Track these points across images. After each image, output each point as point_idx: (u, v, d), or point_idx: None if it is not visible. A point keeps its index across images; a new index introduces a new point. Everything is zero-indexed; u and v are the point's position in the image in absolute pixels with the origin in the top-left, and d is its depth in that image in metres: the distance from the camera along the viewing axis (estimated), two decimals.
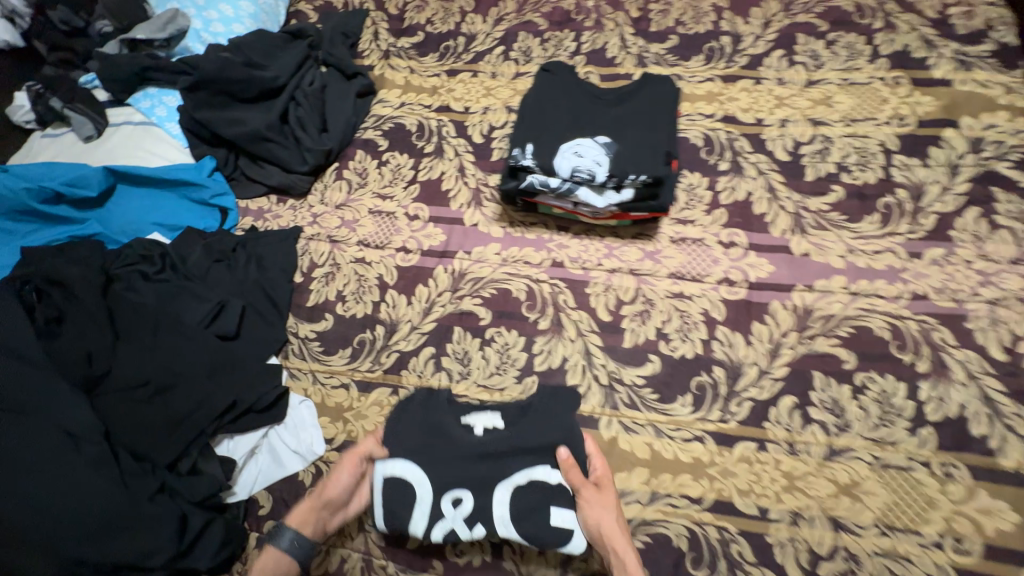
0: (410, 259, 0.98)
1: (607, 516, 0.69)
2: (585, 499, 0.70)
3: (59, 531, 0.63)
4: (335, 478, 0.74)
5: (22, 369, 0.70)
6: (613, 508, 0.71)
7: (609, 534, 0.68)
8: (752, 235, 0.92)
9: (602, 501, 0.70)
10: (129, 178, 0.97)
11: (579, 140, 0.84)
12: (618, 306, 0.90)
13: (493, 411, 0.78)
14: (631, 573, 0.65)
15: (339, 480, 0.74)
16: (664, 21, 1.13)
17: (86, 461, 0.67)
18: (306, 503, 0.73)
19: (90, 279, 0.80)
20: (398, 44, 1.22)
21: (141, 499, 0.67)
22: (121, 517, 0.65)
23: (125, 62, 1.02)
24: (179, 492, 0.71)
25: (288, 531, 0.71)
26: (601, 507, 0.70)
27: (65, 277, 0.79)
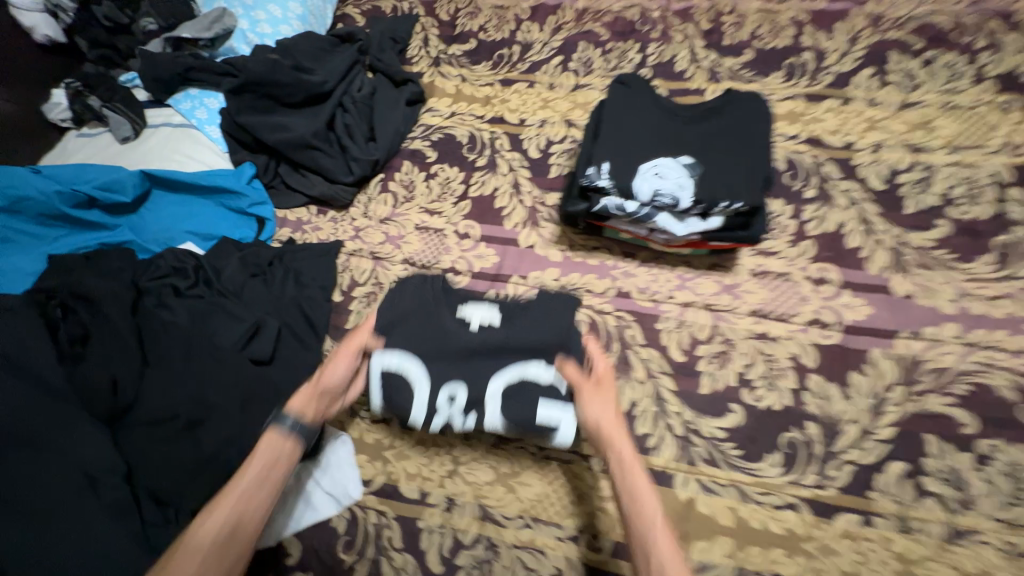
0: (459, 281, 0.90)
1: (610, 409, 0.64)
2: (585, 391, 0.66)
3: None
4: (333, 364, 0.71)
5: (36, 396, 0.62)
6: (613, 405, 0.65)
7: (607, 426, 0.63)
8: (845, 272, 0.82)
9: (603, 395, 0.66)
10: (165, 183, 0.91)
11: (659, 160, 0.75)
12: (692, 345, 0.80)
13: (490, 307, 0.74)
14: (629, 462, 0.59)
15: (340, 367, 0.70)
16: (738, 34, 1.04)
17: (104, 507, 0.59)
18: (307, 390, 0.67)
19: (123, 294, 0.74)
20: (449, 51, 1.15)
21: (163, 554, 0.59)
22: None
23: (167, 60, 0.97)
24: None
25: (292, 414, 0.64)
26: (599, 401, 0.65)
27: (95, 292, 0.72)
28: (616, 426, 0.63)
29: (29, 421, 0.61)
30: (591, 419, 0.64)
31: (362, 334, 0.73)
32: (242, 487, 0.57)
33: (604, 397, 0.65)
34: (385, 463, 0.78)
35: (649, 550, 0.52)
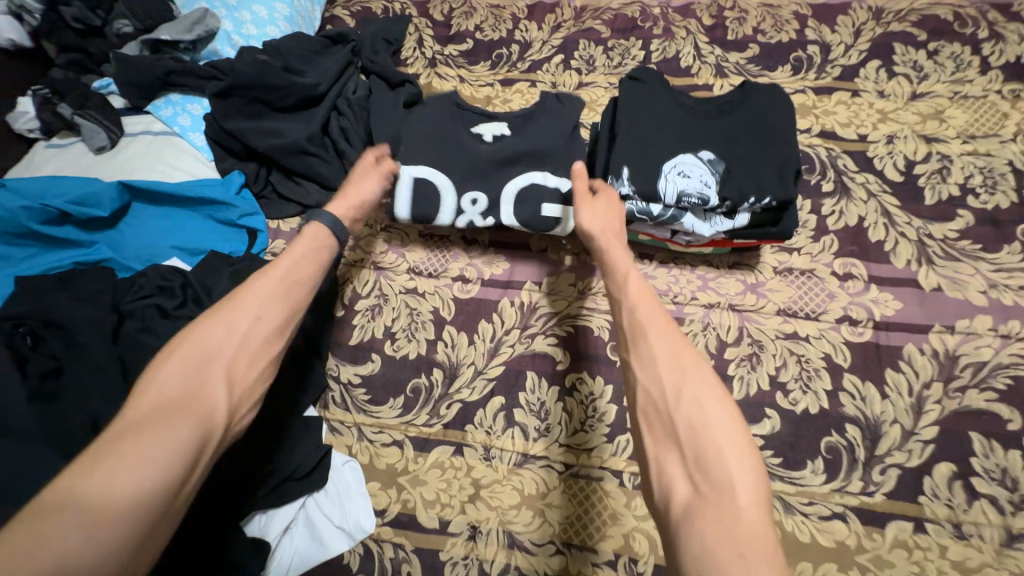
0: (470, 290, 0.85)
1: (611, 212, 0.68)
2: (586, 200, 0.70)
3: None
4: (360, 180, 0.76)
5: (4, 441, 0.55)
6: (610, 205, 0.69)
7: (600, 221, 0.67)
8: (871, 267, 0.80)
9: (607, 196, 0.70)
10: (146, 194, 0.83)
11: (682, 159, 0.72)
12: (721, 348, 0.77)
13: (500, 125, 0.84)
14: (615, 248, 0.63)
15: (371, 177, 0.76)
16: (741, 29, 1.02)
17: None
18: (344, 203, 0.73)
19: (102, 321, 0.67)
20: (445, 51, 1.10)
21: None
22: None
23: (147, 64, 0.90)
24: None
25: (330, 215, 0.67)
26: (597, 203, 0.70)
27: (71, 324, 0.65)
28: (615, 227, 0.67)
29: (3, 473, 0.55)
30: (588, 222, 0.68)
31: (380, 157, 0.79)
32: (286, 262, 0.59)
33: (608, 200, 0.69)
34: (400, 491, 0.73)
35: (625, 299, 0.55)
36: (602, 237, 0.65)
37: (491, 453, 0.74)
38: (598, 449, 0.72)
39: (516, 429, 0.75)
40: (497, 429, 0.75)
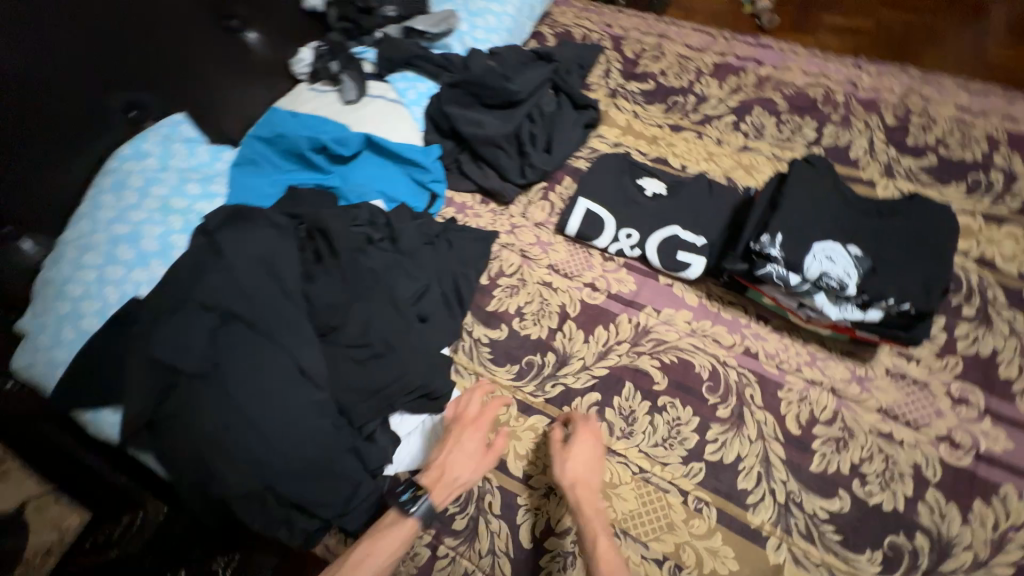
0: (596, 297, 0.98)
1: (584, 460, 0.80)
2: (561, 452, 0.81)
3: (263, 454, 0.68)
4: (466, 458, 0.80)
5: (276, 296, 0.77)
6: (591, 467, 0.80)
7: (577, 472, 0.79)
8: (991, 399, 0.81)
9: (583, 444, 0.81)
10: (375, 146, 1.05)
11: (830, 245, 0.80)
12: (811, 422, 0.83)
13: (660, 184, 1.05)
14: (588, 518, 0.75)
15: (473, 455, 0.80)
16: (923, 136, 1.04)
17: (309, 403, 0.72)
18: (449, 488, 0.77)
19: (341, 232, 0.87)
20: (627, 86, 1.23)
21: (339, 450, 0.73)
22: (318, 463, 0.71)
23: (401, 45, 1.16)
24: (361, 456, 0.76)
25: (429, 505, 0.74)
26: (572, 460, 0.80)
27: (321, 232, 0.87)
28: (589, 477, 0.79)
29: (268, 314, 0.75)
30: (566, 474, 0.78)
31: (477, 430, 0.82)
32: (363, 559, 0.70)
33: (585, 454, 0.80)
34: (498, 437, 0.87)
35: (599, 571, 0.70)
36: (575, 493, 0.77)
37: None
38: (672, 465, 0.82)
39: (604, 424, 0.86)
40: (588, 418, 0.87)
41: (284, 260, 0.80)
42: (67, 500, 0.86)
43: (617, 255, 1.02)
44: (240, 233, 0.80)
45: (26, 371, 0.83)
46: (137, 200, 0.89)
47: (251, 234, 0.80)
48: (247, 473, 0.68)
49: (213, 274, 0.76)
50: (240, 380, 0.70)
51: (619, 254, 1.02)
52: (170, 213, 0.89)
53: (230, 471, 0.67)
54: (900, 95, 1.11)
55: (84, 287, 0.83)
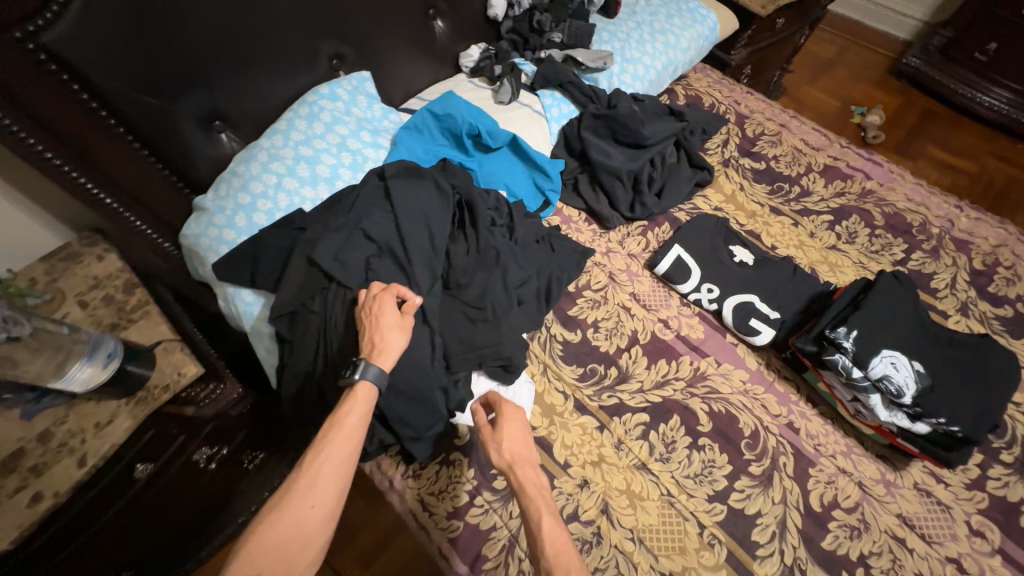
0: (665, 333, 1.08)
1: (518, 439, 0.84)
2: (492, 436, 0.85)
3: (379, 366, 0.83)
4: (387, 326, 0.80)
5: (420, 248, 0.94)
6: (524, 445, 0.84)
7: (512, 450, 0.82)
8: (1006, 541, 0.87)
9: (510, 420, 0.87)
10: (515, 146, 1.20)
11: (896, 354, 0.89)
12: (832, 505, 0.90)
13: (748, 255, 1.15)
14: (528, 494, 0.76)
15: (389, 323, 0.81)
16: (1005, 289, 1.11)
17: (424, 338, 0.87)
18: (387, 351, 0.78)
19: (482, 209, 1.01)
20: (740, 160, 1.35)
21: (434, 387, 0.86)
22: (414, 391, 0.84)
23: (559, 69, 1.30)
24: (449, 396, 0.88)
25: (377, 370, 0.76)
26: (503, 437, 0.84)
27: (467, 205, 1.02)
28: (523, 454, 0.82)
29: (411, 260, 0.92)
30: (502, 455, 0.82)
31: (384, 303, 0.82)
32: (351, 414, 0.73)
33: (512, 433, 0.85)
34: (550, 424, 0.97)
35: (545, 549, 0.69)
36: (513, 471, 0.79)
37: (620, 446, 0.95)
38: (697, 499, 0.90)
39: (646, 444, 0.95)
40: (632, 433, 0.96)
41: (435, 221, 0.97)
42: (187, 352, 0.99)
43: (693, 303, 1.12)
44: (410, 188, 0.99)
45: (194, 240, 0.99)
46: (322, 132, 1.04)
47: (417, 190, 0.99)
48: None
49: (383, 218, 0.95)
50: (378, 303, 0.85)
51: (695, 303, 1.12)
52: (345, 151, 1.06)
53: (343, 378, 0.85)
54: (993, 246, 1.19)
55: (263, 187, 0.99)
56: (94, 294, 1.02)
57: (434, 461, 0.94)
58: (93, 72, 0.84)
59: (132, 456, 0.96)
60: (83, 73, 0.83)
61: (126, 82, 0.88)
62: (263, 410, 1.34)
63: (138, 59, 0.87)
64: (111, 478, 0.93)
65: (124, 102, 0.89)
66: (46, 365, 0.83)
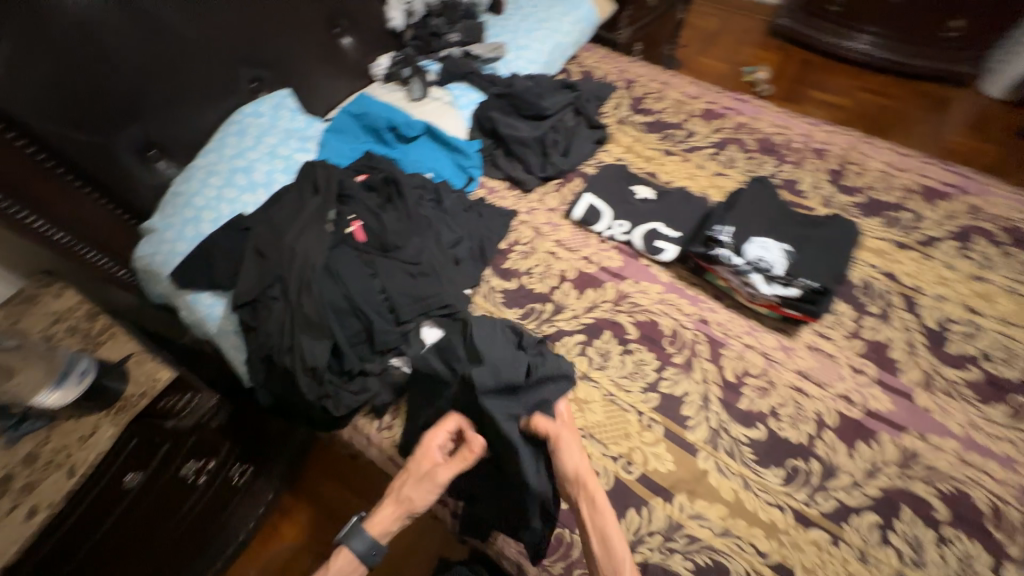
0: (589, 267, 1.23)
1: (576, 451, 0.87)
2: (561, 449, 0.87)
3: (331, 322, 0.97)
4: (405, 474, 0.86)
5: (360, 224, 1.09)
6: (582, 455, 0.88)
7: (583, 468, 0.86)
8: (881, 372, 1.05)
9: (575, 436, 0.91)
10: (433, 133, 1.35)
11: (765, 239, 1.10)
12: (744, 375, 1.06)
13: (649, 191, 1.34)
14: (600, 509, 0.83)
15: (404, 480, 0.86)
16: (856, 181, 1.34)
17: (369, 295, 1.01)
18: (386, 511, 0.85)
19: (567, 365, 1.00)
20: (632, 117, 1.55)
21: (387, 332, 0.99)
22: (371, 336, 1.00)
23: (461, 63, 1.48)
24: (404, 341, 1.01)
25: (362, 537, 0.83)
26: (571, 451, 0.87)
27: (555, 369, 0.97)
28: (587, 467, 0.86)
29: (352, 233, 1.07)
30: (570, 470, 0.85)
31: (414, 453, 0.87)
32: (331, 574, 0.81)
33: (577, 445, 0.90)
34: None
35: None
36: (582, 485, 0.85)
37: None
38: (634, 393, 1.05)
39: (585, 358, 1.10)
40: (573, 352, 1.11)
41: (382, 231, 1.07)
42: (159, 361, 1.07)
43: (609, 238, 1.28)
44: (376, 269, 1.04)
45: (148, 260, 1.07)
46: (253, 144, 1.16)
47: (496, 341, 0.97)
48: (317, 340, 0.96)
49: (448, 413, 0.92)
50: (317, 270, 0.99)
51: (610, 239, 1.28)
52: (277, 157, 1.18)
53: (309, 343, 0.96)
54: (843, 149, 1.42)
55: (206, 200, 1.09)
56: (58, 328, 1.08)
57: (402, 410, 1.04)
58: (26, 117, 0.92)
59: (119, 466, 1.02)
60: (17, 121, 0.91)
61: (60, 123, 0.97)
62: (244, 421, 1.39)
63: (66, 101, 0.96)
64: (100, 489, 0.99)
65: (60, 142, 0.98)
66: (38, 377, 0.92)
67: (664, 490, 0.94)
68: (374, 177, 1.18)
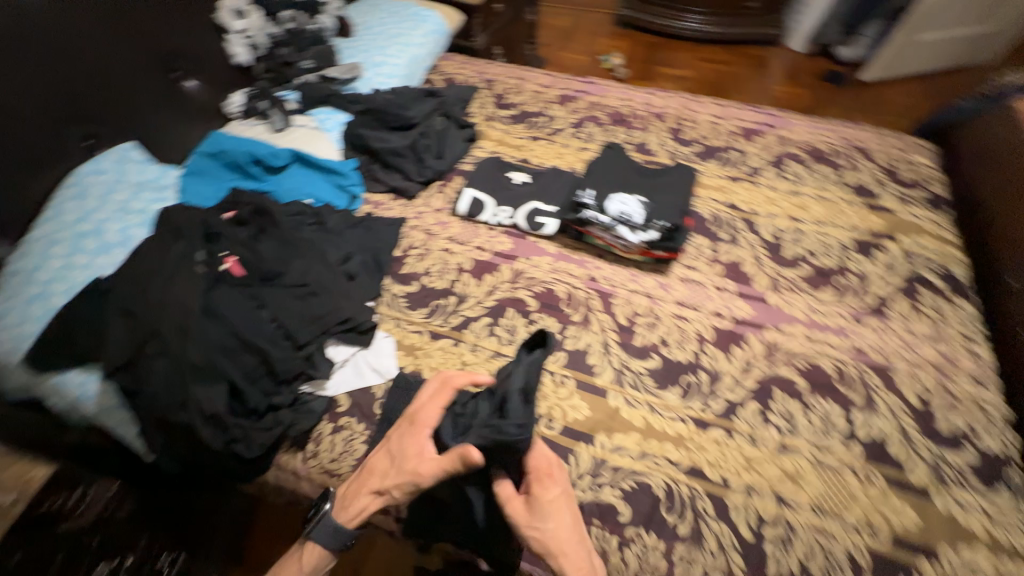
0: (483, 255, 1.30)
1: (545, 518, 0.85)
2: (523, 517, 0.85)
3: (221, 361, 0.94)
4: (387, 462, 0.90)
5: (236, 260, 1.07)
6: (551, 521, 0.84)
7: (556, 542, 0.83)
8: (739, 286, 1.23)
9: (546, 497, 0.87)
10: (303, 160, 1.35)
11: (622, 194, 1.25)
12: (634, 316, 1.19)
13: (524, 174, 1.44)
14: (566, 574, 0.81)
15: (385, 472, 0.89)
16: (692, 134, 1.56)
17: (259, 326, 1.00)
18: (356, 502, 0.89)
19: (511, 433, 0.88)
20: (498, 113, 1.66)
21: (288, 359, 0.99)
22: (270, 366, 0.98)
23: (319, 88, 1.50)
24: (309, 363, 1.03)
25: (326, 529, 0.88)
26: (536, 519, 0.84)
27: (488, 438, 0.89)
28: (555, 535, 0.83)
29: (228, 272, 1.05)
30: (535, 539, 0.83)
31: (405, 440, 0.90)
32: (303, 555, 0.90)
33: (545, 514, 0.85)
34: (414, 357, 1.12)
35: None
36: (547, 554, 0.82)
37: (476, 347, 1.14)
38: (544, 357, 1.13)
39: (494, 337, 1.16)
40: (482, 335, 1.16)
41: (261, 264, 1.07)
42: (29, 460, 0.96)
43: (496, 225, 1.37)
44: (262, 299, 1.03)
45: None
46: (98, 205, 1.09)
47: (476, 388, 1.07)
48: (209, 384, 0.92)
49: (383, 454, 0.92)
50: (193, 311, 0.96)
51: (498, 226, 1.37)
52: (129, 212, 1.11)
53: (202, 390, 0.91)
54: (677, 110, 1.64)
55: (51, 273, 0.99)
56: None
57: (324, 434, 1.02)
58: None
59: None
60: None
61: None
62: (168, 503, 1.20)
63: None
64: None
65: None
66: None
67: (584, 435, 1.02)
68: (243, 210, 1.17)
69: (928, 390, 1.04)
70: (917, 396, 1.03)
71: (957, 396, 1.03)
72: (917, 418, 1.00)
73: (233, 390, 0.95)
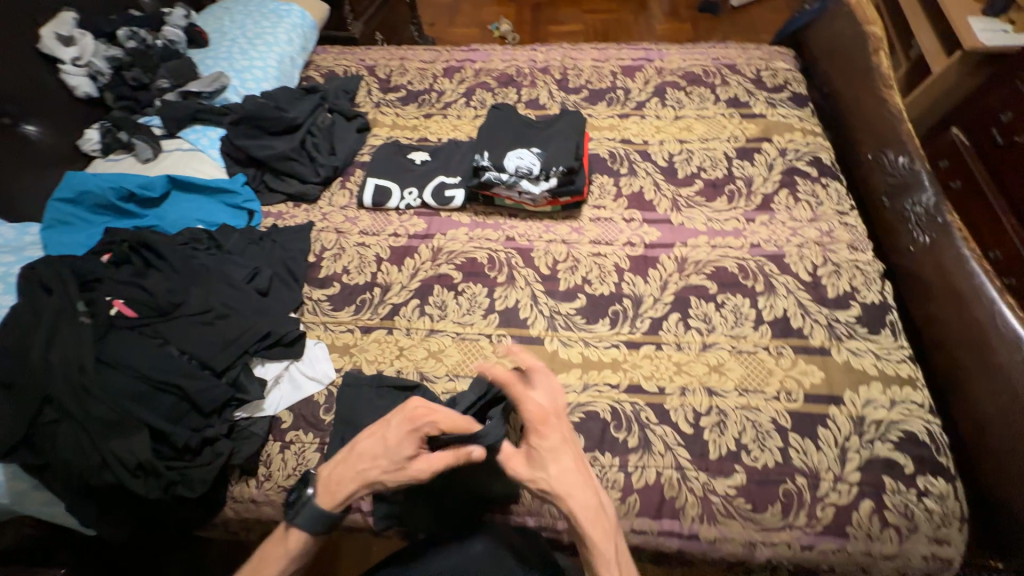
0: (399, 240, 1.29)
1: (552, 459, 0.83)
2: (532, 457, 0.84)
3: (135, 408, 0.89)
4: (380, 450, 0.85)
5: (127, 302, 1.01)
6: (558, 460, 0.83)
7: (564, 482, 0.81)
8: (644, 213, 1.30)
9: (548, 441, 0.84)
10: (183, 186, 1.27)
11: (518, 150, 1.28)
12: (555, 265, 1.23)
13: (423, 153, 1.43)
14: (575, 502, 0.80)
15: (373, 463, 0.84)
16: (578, 81, 1.60)
17: (170, 363, 0.95)
18: (348, 482, 0.84)
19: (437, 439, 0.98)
20: (386, 97, 1.62)
21: (209, 388, 0.95)
22: (191, 400, 0.93)
23: (181, 106, 1.38)
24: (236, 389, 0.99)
25: (310, 513, 0.83)
26: (545, 458, 0.83)
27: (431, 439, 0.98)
28: (560, 468, 0.82)
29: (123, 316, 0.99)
30: (545, 477, 0.82)
31: (406, 441, 0.84)
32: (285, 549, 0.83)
33: (549, 457, 0.83)
34: (350, 356, 1.11)
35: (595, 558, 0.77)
36: (554, 488, 0.81)
37: (410, 330, 1.14)
38: (478, 322, 1.15)
39: (427, 316, 1.17)
40: (414, 317, 1.16)
41: (157, 301, 1.01)
42: None
43: (406, 208, 1.35)
44: (167, 335, 0.99)
45: None
46: None
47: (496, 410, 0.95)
48: (127, 434, 0.87)
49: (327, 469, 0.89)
50: (90, 365, 0.90)
51: (408, 209, 1.35)
52: None
53: (120, 442, 0.86)
54: (560, 61, 1.67)
55: None
56: None
57: (274, 454, 0.99)
58: None
59: None
60: None
61: None
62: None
63: None
64: None
65: None
66: None
67: None
68: (124, 249, 1.09)
69: (817, 266, 1.16)
70: (807, 272, 1.15)
71: (839, 264, 1.16)
72: (810, 291, 1.13)
73: (156, 433, 0.91)
